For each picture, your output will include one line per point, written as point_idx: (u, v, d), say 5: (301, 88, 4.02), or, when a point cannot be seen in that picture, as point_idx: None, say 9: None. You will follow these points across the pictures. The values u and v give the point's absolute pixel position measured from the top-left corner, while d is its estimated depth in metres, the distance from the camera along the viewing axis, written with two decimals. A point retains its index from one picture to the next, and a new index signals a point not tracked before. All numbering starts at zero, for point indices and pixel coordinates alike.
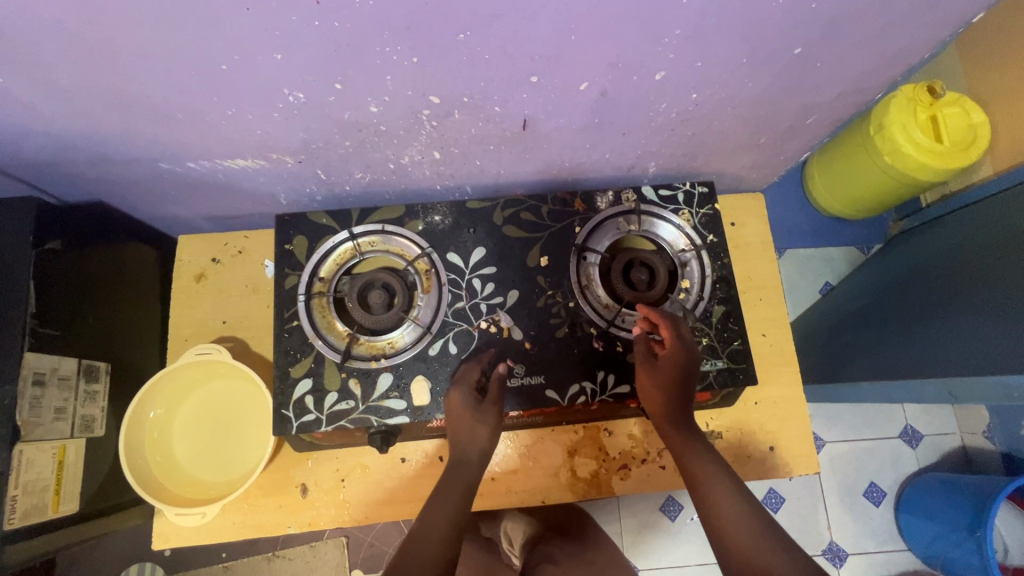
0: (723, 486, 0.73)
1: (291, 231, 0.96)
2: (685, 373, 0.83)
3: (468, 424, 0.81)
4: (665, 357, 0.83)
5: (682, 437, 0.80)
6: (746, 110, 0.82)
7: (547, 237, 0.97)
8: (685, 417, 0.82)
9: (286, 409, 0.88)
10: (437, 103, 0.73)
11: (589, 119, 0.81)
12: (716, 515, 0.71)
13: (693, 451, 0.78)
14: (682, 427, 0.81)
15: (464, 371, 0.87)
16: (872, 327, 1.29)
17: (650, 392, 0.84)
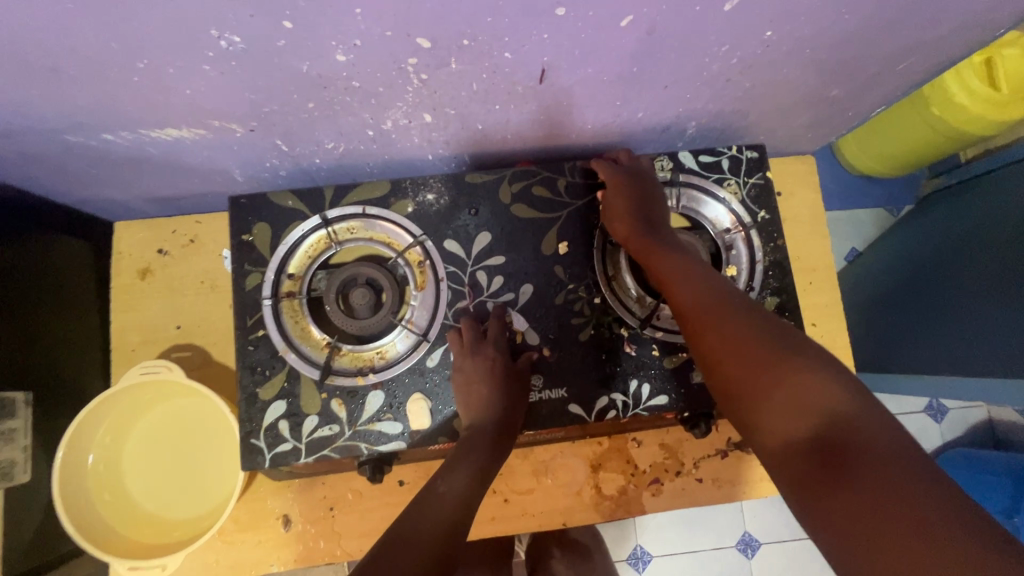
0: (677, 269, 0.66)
1: (249, 217, 0.77)
2: (644, 191, 0.75)
3: (490, 393, 0.70)
4: (620, 181, 0.76)
5: (646, 233, 0.71)
6: (827, 53, 0.63)
7: (565, 218, 0.80)
8: (648, 227, 0.73)
9: (256, 439, 0.72)
10: (428, 48, 0.54)
11: (625, 68, 0.62)
12: (698, 305, 0.61)
13: (660, 245, 0.69)
14: (647, 231, 0.71)
15: (486, 333, 0.75)
16: (923, 305, 1.15)
17: (613, 215, 0.75)
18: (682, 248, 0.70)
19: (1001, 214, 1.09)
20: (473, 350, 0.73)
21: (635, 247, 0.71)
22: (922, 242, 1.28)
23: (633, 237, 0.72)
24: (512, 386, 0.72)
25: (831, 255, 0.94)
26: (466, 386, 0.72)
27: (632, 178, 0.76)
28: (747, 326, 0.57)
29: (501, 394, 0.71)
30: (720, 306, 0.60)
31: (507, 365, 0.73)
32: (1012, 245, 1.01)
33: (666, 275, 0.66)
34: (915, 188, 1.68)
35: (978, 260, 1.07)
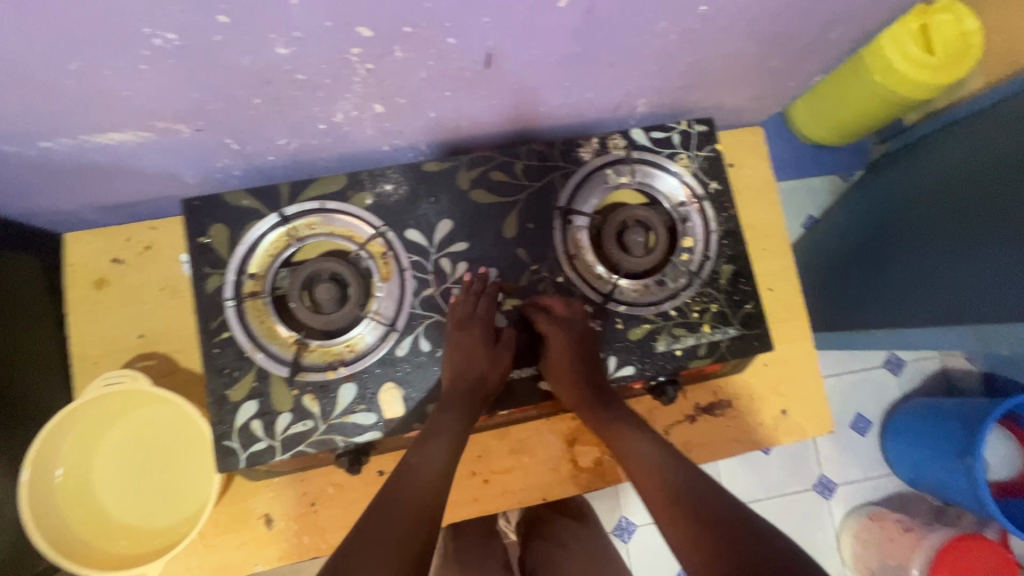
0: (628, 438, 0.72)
1: (203, 219, 0.76)
2: (591, 357, 0.76)
3: (467, 371, 0.72)
4: (559, 338, 0.74)
5: (607, 416, 0.74)
6: (762, 25, 0.66)
7: (525, 201, 0.81)
8: (601, 399, 0.75)
9: (230, 440, 0.72)
10: (370, 37, 0.54)
11: (570, 48, 0.63)
12: (654, 478, 0.66)
13: (620, 432, 0.73)
14: (605, 407, 0.75)
15: (472, 308, 0.76)
16: (874, 264, 1.21)
17: (558, 381, 0.75)
18: (642, 429, 0.73)
19: (938, 177, 1.14)
20: (460, 326, 0.74)
21: (596, 427, 0.75)
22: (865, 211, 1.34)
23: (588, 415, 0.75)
24: (489, 365, 0.73)
25: (782, 221, 0.98)
26: (449, 362, 0.73)
27: (574, 337, 0.75)
28: (698, 523, 0.59)
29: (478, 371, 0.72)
30: (679, 504, 0.62)
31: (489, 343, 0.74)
32: (950, 204, 1.07)
33: (633, 463, 0.70)
34: (865, 153, 1.74)
35: (918, 218, 1.13)
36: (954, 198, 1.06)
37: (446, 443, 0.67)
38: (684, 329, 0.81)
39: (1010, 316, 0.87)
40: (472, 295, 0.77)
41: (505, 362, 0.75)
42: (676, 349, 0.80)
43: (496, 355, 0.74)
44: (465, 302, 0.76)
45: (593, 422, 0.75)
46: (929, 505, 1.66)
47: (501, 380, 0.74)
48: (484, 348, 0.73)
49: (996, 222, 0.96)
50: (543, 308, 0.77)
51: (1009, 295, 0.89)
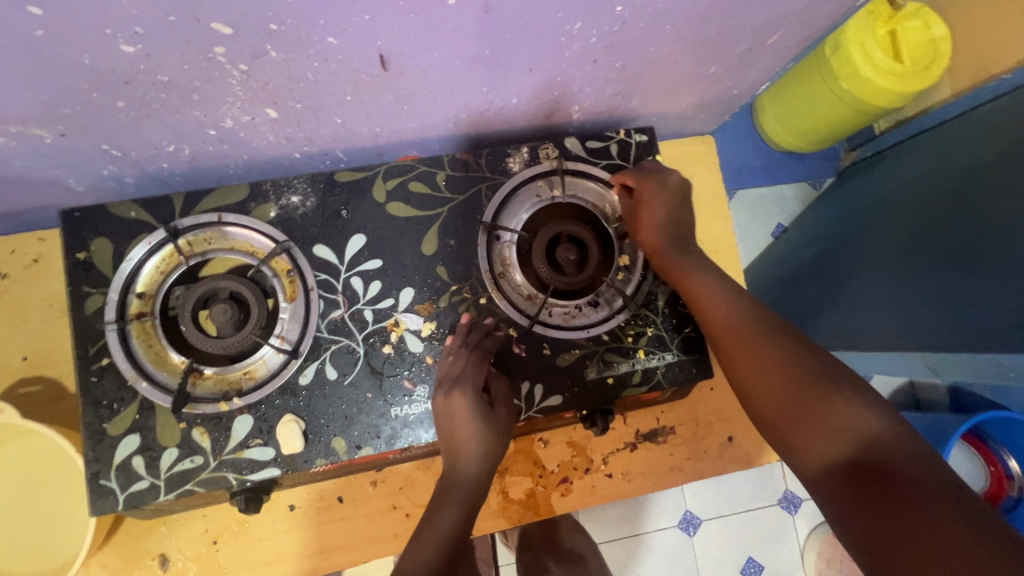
0: (702, 278, 0.67)
1: (85, 233, 0.69)
2: (680, 211, 0.74)
3: (469, 435, 0.64)
4: (655, 202, 0.74)
5: (673, 256, 0.71)
6: (690, 28, 0.60)
7: (446, 215, 0.75)
8: (686, 250, 0.71)
9: (106, 479, 0.65)
10: (230, 35, 0.47)
11: (476, 51, 0.57)
12: (725, 322, 0.62)
13: (687, 268, 0.69)
14: (679, 254, 0.70)
15: (462, 366, 0.67)
16: (831, 279, 1.17)
17: (657, 234, 0.72)
18: (709, 265, 0.69)
19: (905, 191, 1.10)
20: (449, 387, 0.66)
21: (664, 261, 0.71)
22: (827, 227, 1.29)
23: (664, 257, 0.71)
24: (490, 429, 0.65)
25: (732, 236, 0.93)
26: (447, 426, 0.65)
27: (670, 197, 0.75)
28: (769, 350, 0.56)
29: (479, 437, 0.64)
30: (749, 335, 0.58)
31: (486, 404, 0.66)
32: (915, 221, 1.02)
33: (700, 292, 0.66)
34: (835, 161, 1.70)
35: (879, 234, 1.09)
36: (918, 215, 1.02)
37: (450, 523, 0.60)
38: (617, 355, 0.75)
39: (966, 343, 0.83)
40: (465, 348, 0.69)
41: (503, 420, 0.67)
42: (607, 377, 0.74)
43: (493, 414, 0.66)
44: (453, 360, 0.69)
45: (660, 268, 0.71)
46: None
47: (504, 444, 0.66)
48: (480, 411, 0.65)
49: (957, 241, 0.92)
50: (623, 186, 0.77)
51: (963, 321, 0.85)
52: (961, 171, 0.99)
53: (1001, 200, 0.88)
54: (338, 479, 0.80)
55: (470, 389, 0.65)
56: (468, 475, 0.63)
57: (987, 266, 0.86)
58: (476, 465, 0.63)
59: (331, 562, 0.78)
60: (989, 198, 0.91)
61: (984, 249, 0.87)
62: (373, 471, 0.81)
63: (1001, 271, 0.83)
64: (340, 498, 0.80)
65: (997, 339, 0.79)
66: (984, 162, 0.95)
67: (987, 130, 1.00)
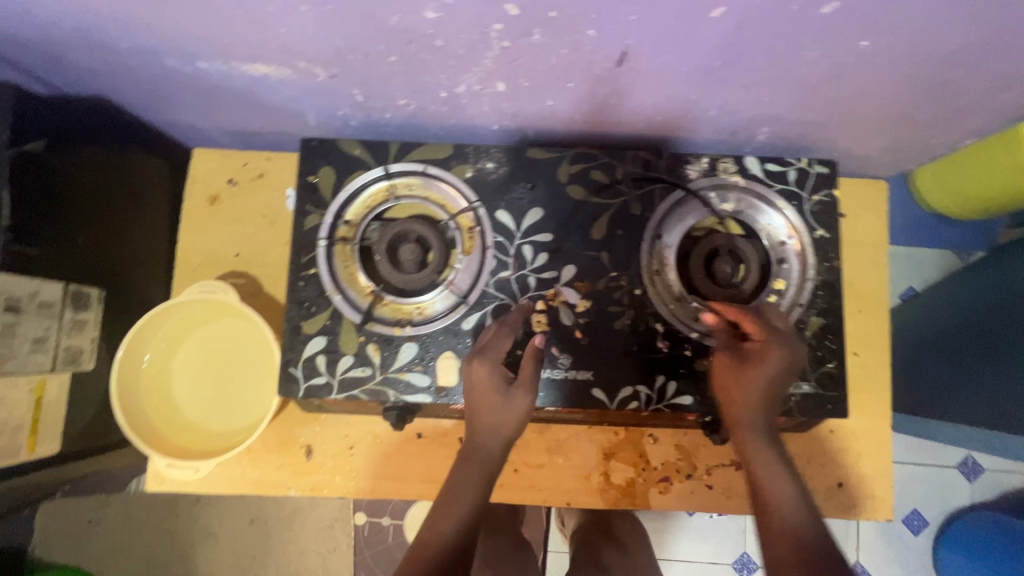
0: (776, 474, 0.63)
1: (316, 160, 0.81)
2: (779, 378, 0.66)
3: (490, 412, 0.68)
4: (767, 368, 0.66)
5: (760, 451, 0.65)
6: (921, 72, 0.61)
7: (619, 206, 0.80)
8: (771, 434, 0.66)
9: (295, 367, 0.77)
10: (514, 16, 0.55)
11: (707, 62, 0.62)
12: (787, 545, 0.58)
13: (770, 474, 0.63)
14: (763, 441, 0.65)
15: (487, 339, 0.72)
16: (979, 352, 1.08)
17: (752, 410, 0.66)
18: (793, 474, 0.64)
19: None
20: (473, 357, 0.70)
21: (746, 455, 0.65)
22: (981, 293, 1.18)
23: (743, 437, 0.66)
24: (511, 410, 0.68)
25: (885, 286, 0.91)
26: (469, 398, 0.69)
27: (790, 365, 0.67)
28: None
29: (501, 420, 0.67)
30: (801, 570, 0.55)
31: (505, 380, 0.69)
32: None
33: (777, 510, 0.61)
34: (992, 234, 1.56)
35: None
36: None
37: (468, 502, 0.65)
38: None
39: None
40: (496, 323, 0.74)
41: (522, 403, 0.68)
42: None
43: (509, 399, 0.68)
44: (489, 332, 0.73)
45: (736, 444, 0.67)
46: None
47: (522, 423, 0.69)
48: (504, 396, 0.68)
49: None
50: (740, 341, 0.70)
51: None
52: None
53: None
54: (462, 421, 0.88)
55: (489, 365, 0.69)
56: (489, 453, 0.67)
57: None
58: (496, 440, 0.67)
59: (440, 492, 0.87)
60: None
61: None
62: None
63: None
64: (461, 440, 0.88)
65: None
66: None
67: None
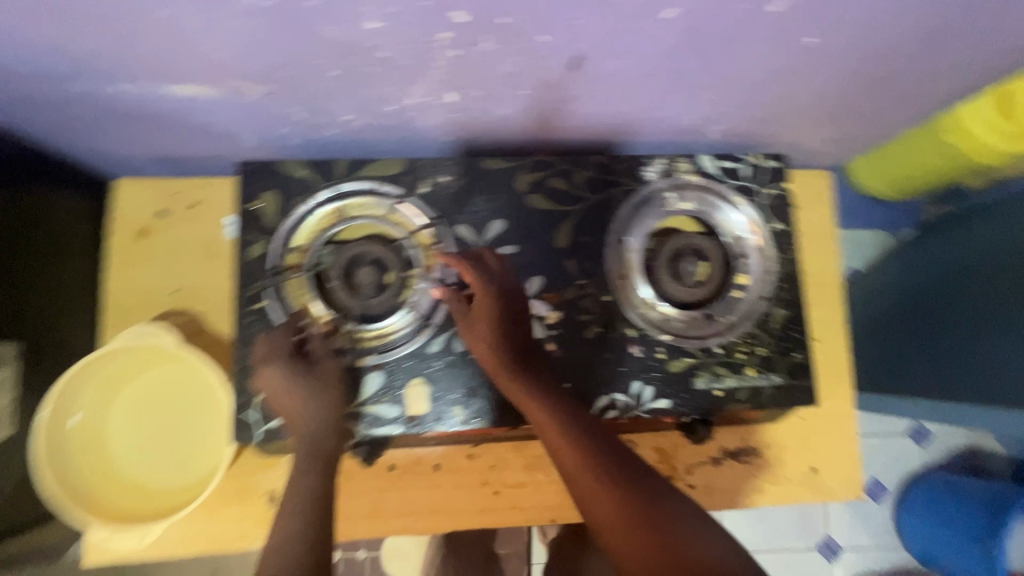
0: (530, 390, 0.67)
1: (257, 185, 0.75)
2: (511, 326, 0.72)
3: (300, 407, 0.67)
4: (486, 306, 0.72)
5: (517, 383, 0.68)
6: (864, 65, 0.63)
7: (581, 213, 0.79)
8: (528, 363, 0.71)
9: (249, 411, 0.70)
10: (462, 23, 0.52)
11: (659, 63, 0.61)
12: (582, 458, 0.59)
13: (525, 397, 0.67)
14: (516, 368, 0.69)
15: (264, 346, 0.70)
16: (924, 331, 1.14)
17: (493, 344, 0.71)
18: (544, 387, 0.68)
19: (993, 243, 1.06)
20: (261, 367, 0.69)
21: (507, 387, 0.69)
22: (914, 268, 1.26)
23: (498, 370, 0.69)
24: (319, 383, 0.69)
25: (837, 272, 0.94)
26: (277, 404, 0.68)
27: (503, 300, 0.73)
28: (660, 543, 0.51)
29: (307, 395, 0.68)
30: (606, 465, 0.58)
31: (303, 366, 0.69)
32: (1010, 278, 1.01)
33: (587, 481, 0.57)
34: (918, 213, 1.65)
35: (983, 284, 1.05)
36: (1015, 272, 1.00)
37: (309, 485, 0.60)
38: (726, 369, 0.77)
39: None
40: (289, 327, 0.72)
41: (330, 369, 0.71)
42: (715, 389, 0.77)
43: (316, 370, 0.70)
44: (263, 343, 0.71)
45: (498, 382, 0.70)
46: None
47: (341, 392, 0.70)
48: (293, 371, 0.69)
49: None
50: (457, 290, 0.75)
51: None
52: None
53: None
54: (435, 448, 0.84)
55: (282, 361, 0.69)
56: (312, 427, 0.66)
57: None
58: (313, 420, 0.66)
59: (420, 525, 0.82)
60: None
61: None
62: (468, 446, 0.85)
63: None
64: (436, 466, 0.84)
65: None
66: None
67: None
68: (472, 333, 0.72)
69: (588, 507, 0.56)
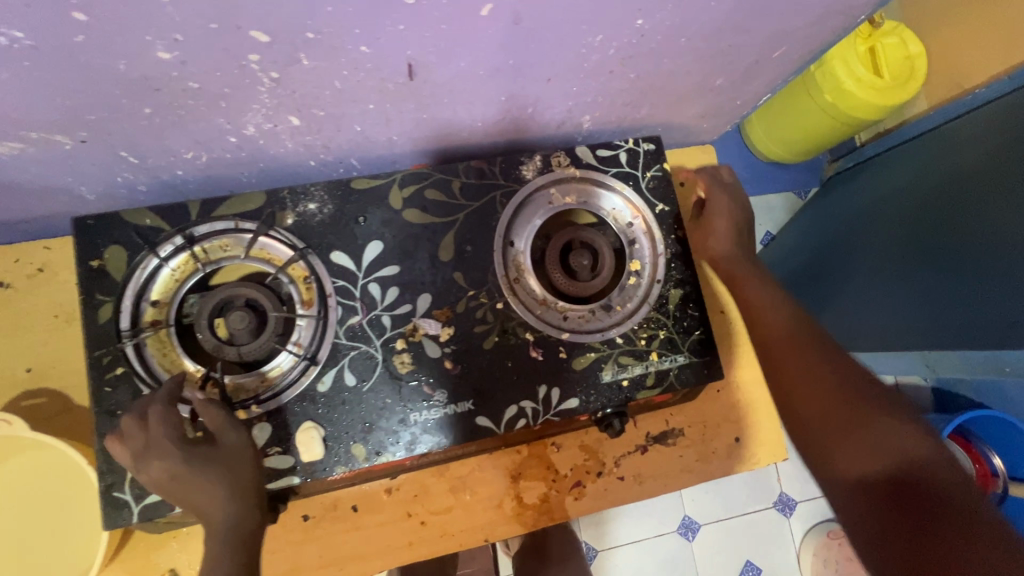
0: (760, 284, 0.77)
1: (98, 241, 0.67)
2: (743, 234, 0.85)
3: (204, 494, 0.57)
4: (721, 212, 0.86)
5: (749, 274, 0.79)
6: (704, 40, 0.63)
7: (462, 221, 0.76)
8: (743, 257, 0.82)
9: (120, 491, 0.64)
10: (266, 43, 0.48)
11: (500, 61, 0.59)
12: (790, 339, 0.69)
13: (755, 288, 0.77)
14: (745, 261, 0.81)
15: (144, 433, 0.59)
16: (853, 263, 1.15)
17: (720, 243, 0.84)
18: (772, 283, 0.77)
19: (922, 181, 1.07)
20: (143, 458, 0.58)
21: (733, 274, 0.81)
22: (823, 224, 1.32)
23: (726, 265, 0.82)
24: (222, 467, 0.59)
25: None
26: (176, 498, 0.58)
27: (739, 211, 0.86)
28: (880, 405, 0.60)
29: (211, 483, 0.58)
30: (800, 339, 0.68)
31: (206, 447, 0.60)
32: (902, 225, 1.06)
33: (793, 356, 0.67)
34: (818, 172, 1.71)
35: (879, 235, 1.10)
36: (946, 202, 0.99)
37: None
38: (630, 357, 0.76)
39: (982, 338, 0.86)
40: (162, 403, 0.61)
41: (232, 445, 0.61)
42: (622, 379, 0.76)
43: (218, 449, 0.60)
44: (140, 428, 0.59)
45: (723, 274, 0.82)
46: None
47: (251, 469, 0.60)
48: (188, 458, 0.58)
49: (980, 235, 0.91)
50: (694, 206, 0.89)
51: (970, 325, 0.89)
52: (987, 161, 0.95)
53: (991, 200, 0.91)
54: (351, 488, 0.79)
55: (172, 445, 0.58)
56: (226, 519, 0.57)
57: (1003, 264, 0.86)
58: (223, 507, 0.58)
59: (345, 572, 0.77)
60: (1012, 189, 0.88)
61: (1004, 244, 0.86)
62: (387, 479, 0.80)
63: (1016, 267, 0.83)
64: (355, 508, 0.79)
65: (1005, 334, 0.82)
66: (1013, 147, 0.91)
67: (968, 135, 1.05)
68: (710, 240, 0.85)
69: (790, 384, 0.66)
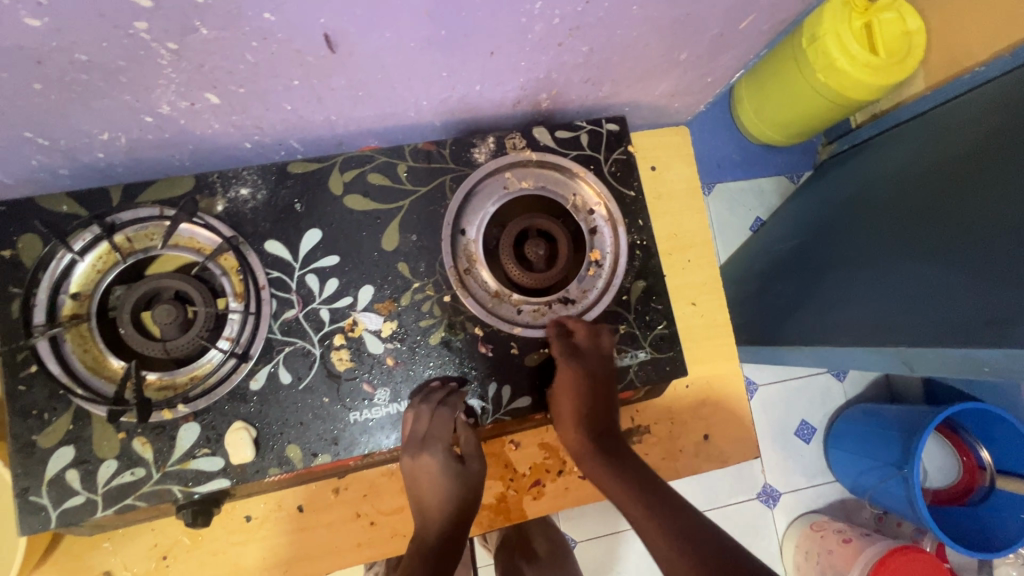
0: (613, 482, 0.62)
1: (11, 228, 0.63)
2: (592, 411, 0.67)
3: (433, 492, 0.63)
4: (576, 369, 0.67)
5: (601, 472, 0.63)
6: (658, 6, 0.58)
7: (409, 208, 0.71)
8: (602, 443, 0.66)
9: (37, 494, 0.60)
10: (151, 8, 0.43)
11: (431, 31, 0.54)
12: (660, 543, 0.53)
13: (615, 489, 0.61)
14: (607, 450, 0.65)
15: (427, 425, 0.63)
16: (841, 251, 1.07)
17: (572, 426, 0.66)
18: (639, 473, 0.62)
19: (911, 168, 1.03)
20: (415, 448, 0.63)
21: (595, 478, 0.64)
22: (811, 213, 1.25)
23: (589, 457, 0.65)
24: (462, 484, 0.64)
25: (707, 230, 0.90)
26: (415, 492, 0.64)
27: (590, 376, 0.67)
28: None
29: (452, 494, 0.63)
30: (675, 535, 0.53)
31: (457, 460, 0.65)
32: (887, 212, 1.01)
33: (676, 573, 0.50)
34: (812, 154, 1.64)
35: (863, 223, 1.05)
36: (944, 184, 0.92)
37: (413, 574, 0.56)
38: None
39: (955, 339, 0.78)
40: (426, 402, 0.65)
41: (477, 473, 0.67)
42: None
43: (466, 469, 0.66)
44: (414, 418, 0.64)
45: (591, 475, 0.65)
46: (870, 512, 1.56)
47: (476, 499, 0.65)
48: (448, 467, 0.64)
49: (969, 225, 0.85)
50: (564, 334, 0.71)
51: (935, 323, 0.83)
52: (989, 140, 0.89)
53: (979, 189, 0.86)
54: (297, 488, 0.76)
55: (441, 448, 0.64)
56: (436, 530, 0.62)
57: (998, 250, 0.79)
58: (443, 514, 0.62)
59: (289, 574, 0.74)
60: (1013, 169, 0.82)
61: (1000, 229, 0.80)
62: (335, 479, 0.77)
63: (1015, 253, 0.77)
64: (300, 508, 0.76)
65: (990, 335, 0.75)
66: (1014, 125, 0.85)
67: (963, 120, 0.99)
68: (564, 436, 0.68)
69: None
